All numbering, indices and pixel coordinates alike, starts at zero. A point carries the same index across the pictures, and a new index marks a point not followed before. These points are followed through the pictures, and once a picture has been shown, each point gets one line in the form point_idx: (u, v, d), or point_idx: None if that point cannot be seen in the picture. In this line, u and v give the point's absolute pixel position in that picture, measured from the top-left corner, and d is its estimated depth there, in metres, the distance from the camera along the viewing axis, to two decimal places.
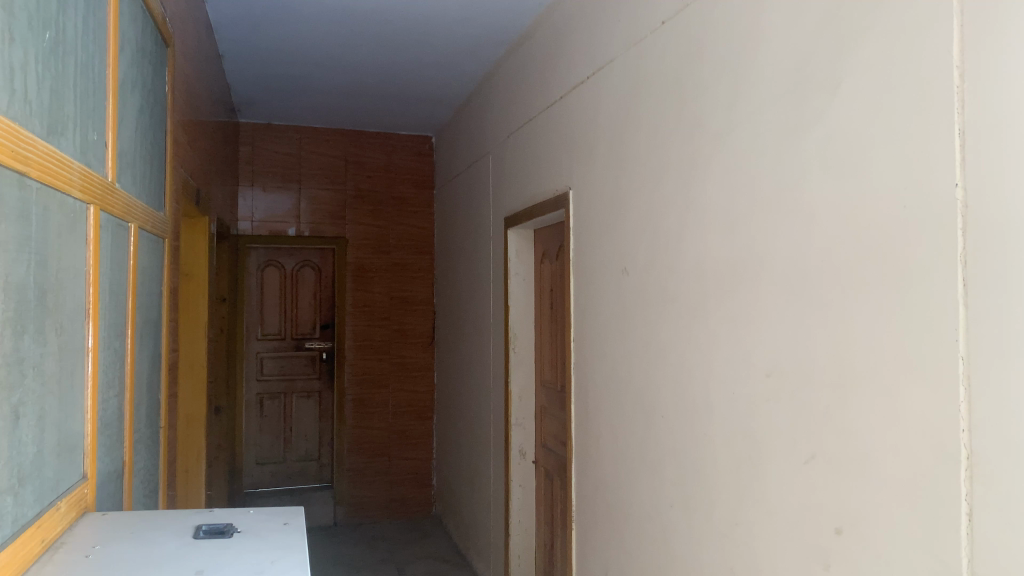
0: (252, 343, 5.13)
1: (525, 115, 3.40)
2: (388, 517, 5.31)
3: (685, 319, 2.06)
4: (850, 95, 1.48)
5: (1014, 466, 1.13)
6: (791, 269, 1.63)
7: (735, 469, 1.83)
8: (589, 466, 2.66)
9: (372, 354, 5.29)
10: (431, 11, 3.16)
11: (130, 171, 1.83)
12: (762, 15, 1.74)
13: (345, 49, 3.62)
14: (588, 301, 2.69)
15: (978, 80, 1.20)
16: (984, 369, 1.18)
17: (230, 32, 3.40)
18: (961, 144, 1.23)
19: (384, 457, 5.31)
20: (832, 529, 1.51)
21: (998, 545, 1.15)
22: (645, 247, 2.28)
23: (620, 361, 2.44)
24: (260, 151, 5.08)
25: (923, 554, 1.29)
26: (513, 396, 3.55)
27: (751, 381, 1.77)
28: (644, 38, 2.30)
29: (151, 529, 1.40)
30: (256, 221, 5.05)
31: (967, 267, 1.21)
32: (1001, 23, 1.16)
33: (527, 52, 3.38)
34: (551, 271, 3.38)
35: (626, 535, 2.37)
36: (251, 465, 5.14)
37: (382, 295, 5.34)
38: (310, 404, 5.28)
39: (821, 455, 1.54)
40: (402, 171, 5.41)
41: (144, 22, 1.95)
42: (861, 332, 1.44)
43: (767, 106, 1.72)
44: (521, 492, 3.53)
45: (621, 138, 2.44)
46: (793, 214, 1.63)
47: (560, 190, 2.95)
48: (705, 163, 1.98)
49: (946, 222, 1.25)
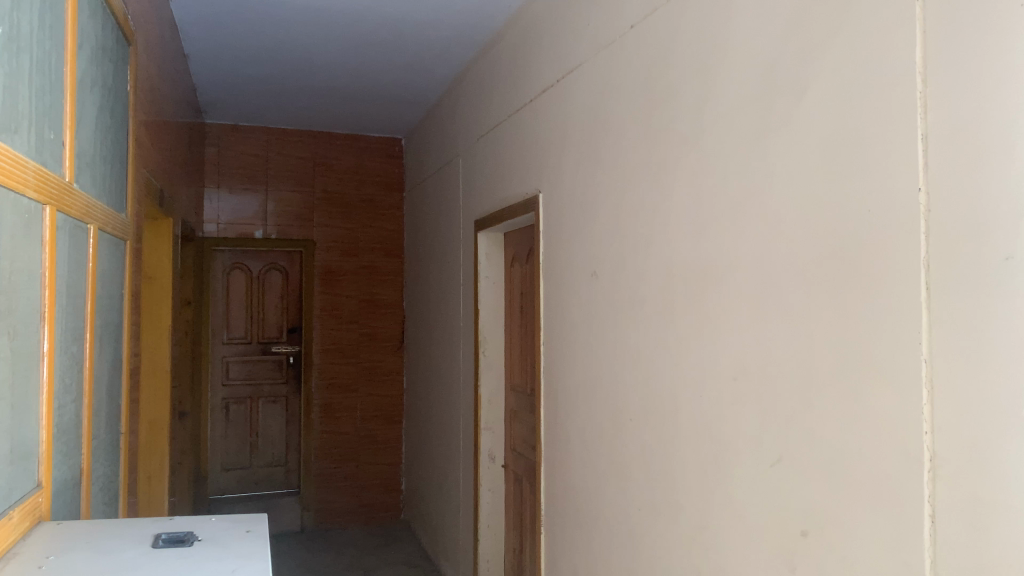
0: (218, 346, 5.05)
1: (495, 117, 3.40)
2: (357, 523, 5.27)
3: (654, 323, 2.07)
4: (815, 99, 1.49)
5: (976, 468, 1.14)
6: (757, 273, 1.65)
7: (702, 471, 1.84)
8: (558, 470, 2.65)
9: (340, 358, 5.24)
10: (401, 13, 3.15)
11: (89, 172, 1.79)
12: (729, 19, 1.75)
13: (314, 50, 3.59)
14: (557, 304, 2.68)
15: (941, 86, 1.21)
16: (947, 371, 1.19)
17: (195, 31, 3.35)
18: (923, 147, 1.24)
19: (352, 462, 5.26)
20: (798, 531, 1.51)
21: (961, 544, 1.16)
22: (615, 250, 2.28)
23: (588, 365, 2.44)
24: (227, 153, 5.02)
25: (887, 555, 1.30)
26: (483, 400, 3.53)
27: (718, 384, 1.78)
28: (613, 42, 2.30)
29: (107, 539, 1.36)
30: (222, 223, 4.98)
31: (929, 271, 1.23)
32: (962, 29, 1.17)
33: (497, 55, 3.37)
34: (521, 274, 3.37)
35: (594, 539, 2.37)
36: (216, 471, 5.06)
37: (350, 299, 5.29)
38: (277, 409, 5.21)
39: (788, 458, 1.54)
40: (371, 173, 5.38)
41: (105, 20, 1.91)
42: (825, 336, 1.45)
43: (734, 111, 1.74)
44: (491, 497, 3.51)
45: (591, 140, 2.44)
46: (760, 218, 1.64)
47: (530, 193, 2.95)
48: (673, 166, 1.98)
49: (908, 224, 1.26)
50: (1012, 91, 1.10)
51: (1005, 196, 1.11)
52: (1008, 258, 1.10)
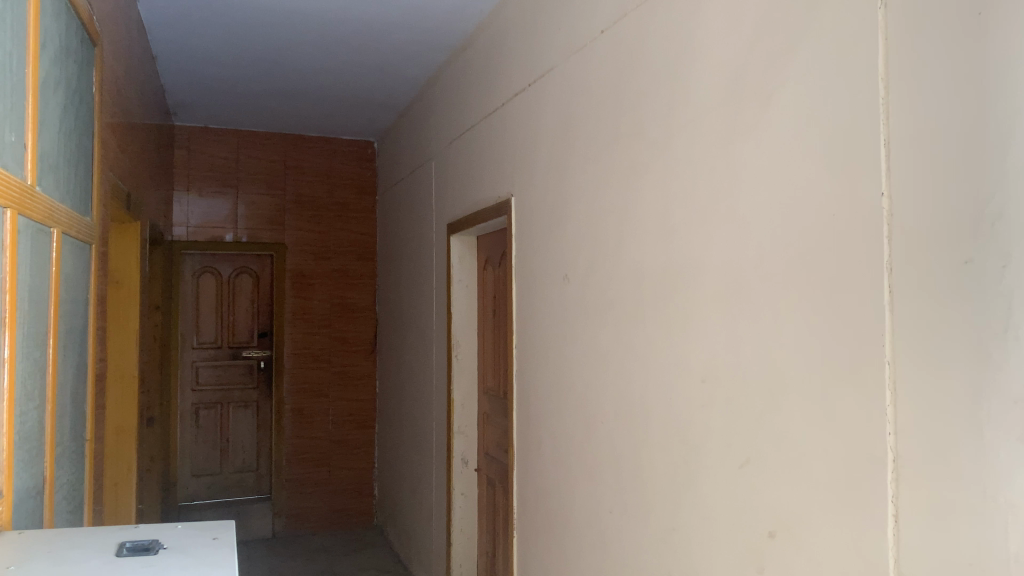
0: (187, 351, 5.00)
1: (467, 120, 3.40)
2: (329, 529, 5.23)
3: (624, 326, 2.08)
4: (780, 106, 1.51)
5: (937, 470, 1.16)
6: (724, 277, 1.66)
7: (672, 474, 1.85)
8: (530, 473, 2.65)
9: (312, 362, 5.21)
10: (372, 16, 3.13)
11: (52, 174, 1.76)
12: (696, 25, 1.77)
13: (285, 52, 3.57)
14: (529, 308, 2.68)
15: (902, 91, 1.23)
16: (909, 374, 1.21)
17: (163, 32, 3.31)
18: (885, 153, 1.26)
19: (324, 467, 5.22)
20: (766, 533, 1.53)
21: (925, 544, 1.18)
22: (586, 254, 2.29)
23: (560, 368, 2.44)
24: (196, 155, 4.97)
25: (854, 555, 1.32)
26: (456, 404, 3.52)
27: (686, 387, 1.80)
28: (584, 48, 2.32)
29: (69, 548, 1.34)
30: (192, 227, 4.92)
31: (892, 275, 1.24)
32: (923, 38, 1.19)
33: (469, 58, 3.37)
34: (494, 277, 3.37)
35: (566, 541, 2.37)
36: (186, 477, 5.00)
37: (322, 303, 5.26)
38: (248, 415, 5.17)
39: (756, 459, 1.56)
40: (343, 176, 5.35)
41: (69, 21, 1.88)
42: (792, 340, 1.46)
43: (702, 116, 1.75)
44: (463, 501, 3.51)
45: (563, 145, 2.45)
46: (726, 223, 1.66)
47: (502, 196, 2.95)
48: (643, 171, 2.00)
49: (871, 228, 1.28)
50: (971, 98, 1.12)
51: (966, 200, 1.13)
52: (967, 262, 1.12)
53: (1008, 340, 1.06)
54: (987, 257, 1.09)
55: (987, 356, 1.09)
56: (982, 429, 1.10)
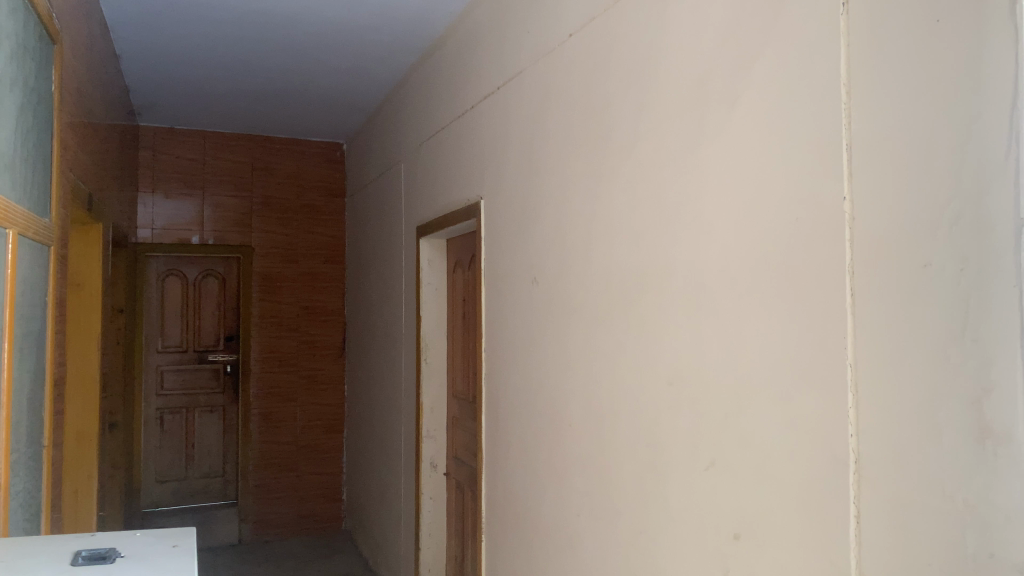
0: (152, 355, 4.92)
1: (436, 122, 3.38)
2: (297, 534, 5.17)
3: (593, 328, 2.08)
4: (744, 112, 1.52)
5: (897, 471, 1.18)
6: (691, 281, 1.67)
7: (638, 477, 1.85)
8: (499, 477, 2.64)
9: (279, 366, 5.15)
10: (341, 17, 3.11)
11: (7, 174, 1.72)
12: (663, 30, 1.78)
13: (251, 52, 3.52)
14: (499, 310, 2.67)
15: (864, 96, 1.25)
16: (870, 376, 1.23)
17: (127, 32, 3.26)
18: (848, 157, 1.27)
19: (292, 472, 5.16)
20: (731, 534, 1.53)
21: (885, 544, 1.19)
22: (554, 257, 2.29)
23: (529, 371, 2.43)
24: (162, 157, 4.90)
25: (816, 556, 1.33)
26: (425, 408, 3.51)
27: (653, 390, 1.80)
28: (552, 51, 2.32)
29: (24, 557, 1.30)
30: (157, 229, 4.85)
31: (854, 278, 1.26)
32: (883, 44, 1.21)
33: (438, 60, 3.36)
34: (464, 280, 3.35)
35: (534, 545, 2.36)
36: (150, 483, 4.91)
37: (290, 306, 5.21)
38: (214, 419, 5.10)
39: (720, 461, 1.57)
40: (312, 178, 5.31)
41: (27, 19, 1.85)
42: (757, 342, 1.47)
43: (667, 120, 1.77)
44: (432, 505, 3.49)
45: (532, 147, 2.44)
46: (692, 226, 1.67)
47: (471, 199, 2.94)
48: (610, 173, 2.00)
49: (834, 230, 1.29)
50: (930, 103, 1.13)
51: (924, 204, 1.14)
52: (927, 265, 1.13)
53: (965, 342, 1.08)
54: (945, 261, 1.11)
55: (946, 359, 1.10)
56: (940, 430, 1.11)
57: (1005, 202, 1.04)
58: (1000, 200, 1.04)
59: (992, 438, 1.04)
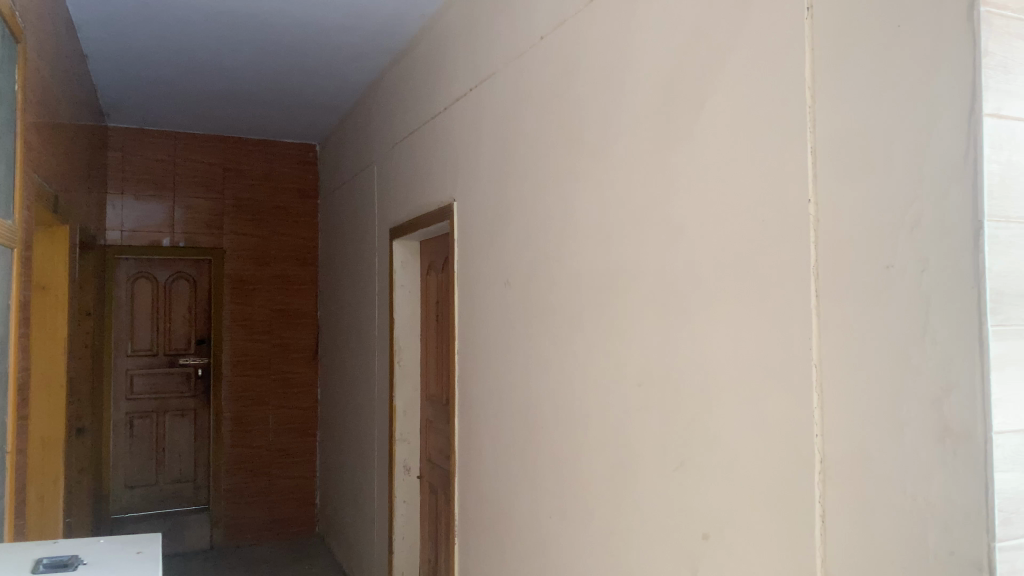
0: (121, 359, 4.86)
1: (410, 124, 3.37)
2: (270, 539, 5.13)
3: (565, 329, 2.08)
4: (711, 115, 1.53)
5: (861, 469, 1.19)
6: (661, 282, 1.68)
7: (609, 479, 1.86)
8: (471, 479, 2.63)
9: (251, 369, 5.10)
10: (313, 18, 3.09)
11: None
12: (633, 33, 1.79)
13: (222, 53, 3.49)
14: (472, 312, 2.67)
15: (827, 100, 1.26)
16: (834, 376, 1.24)
17: (94, 31, 3.22)
18: (813, 160, 1.29)
19: (265, 476, 5.12)
20: (700, 534, 1.54)
21: (852, 542, 1.20)
22: (526, 259, 2.29)
23: (501, 373, 2.43)
24: (131, 158, 4.84)
25: (782, 555, 1.34)
26: (398, 410, 3.49)
27: (624, 391, 1.81)
28: (524, 54, 2.32)
29: None
30: (127, 231, 4.79)
31: (818, 280, 1.27)
32: (847, 47, 1.22)
33: (411, 62, 3.35)
34: (437, 283, 3.35)
35: (507, 547, 2.36)
36: (119, 488, 4.85)
37: (262, 309, 5.16)
38: (185, 423, 5.04)
39: (689, 461, 1.57)
40: (284, 179, 5.27)
41: None
42: (724, 343, 1.48)
43: (637, 122, 1.77)
44: (405, 508, 3.48)
45: (504, 149, 2.44)
46: (662, 228, 1.68)
47: (444, 201, 2.94)
48: (582, 175, 2.01)
49: (799, 232, 1.30)
50: (891, 107, 1.15)
51: (887, 206, 1.15)
52: (889, 267, 1.15)
53: (925, 342, 1.09)
54: (906, 263, 1.12)
55: (909, 359, 1.12)
56: (902, 430, 1.13)
57: (961, 205, 1.05)
58: (958, 203, 1.06)
59: (952, 436, 1.06)
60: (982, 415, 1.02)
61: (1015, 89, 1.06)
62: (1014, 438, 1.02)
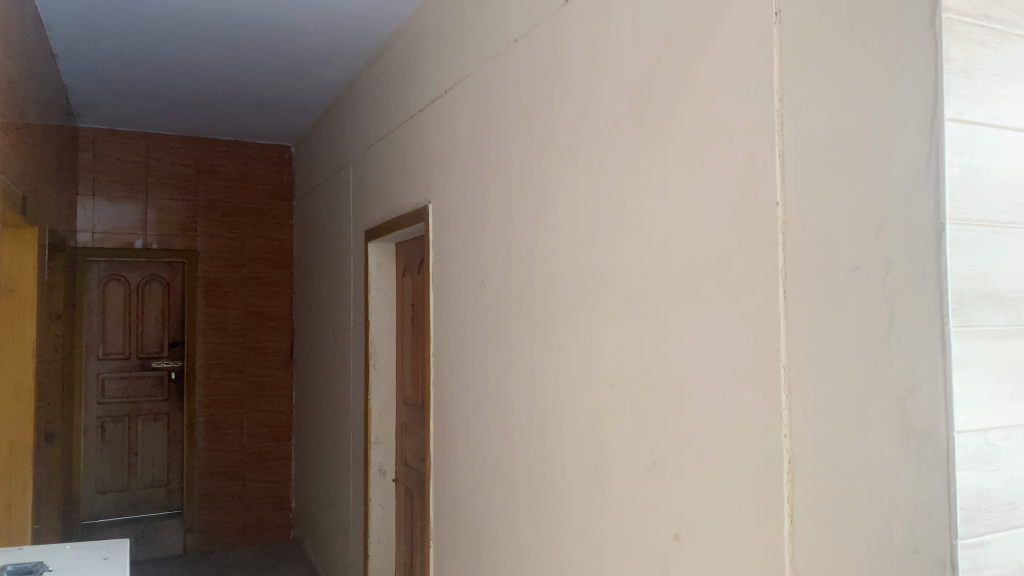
0: (92, 362, 4.80)
1: (385, 126, 3.36)
2: (244, 544, 5.08)
3: (539, 331, 2.08)
4: (682, 119, 1.54)
5: (827, 468, 1.20)
6: (633, 283, 1.68)
7: (583, 479, 1.86)
8: (447, 481, 2.63)
9: (225, 372, 5.06)
10: (287, 19, 3.08)
11: None
12: (605, 36, 1.80)
13: (195, 53, 3.46)
14: (447, 314, 2.66)
15: (795, 104, 1.27)
16: (802, 377, 1.25)
17: (64, 30, 3.18)
18: (781, 164, 1.30)
19: (239, 480, 5.07)
20: (671, 535, 1.55)
21: (819, 541, 1.21)
22: (500, 261, 2.29)
23: (475, 375, 2.43)
24: (103, 158, 4.78)
25: (752, 555, 1.35)
26: (373, 413, 3.48)
27: (597, 392, 1.81)
28: (498, 55, 2.33)
29: None
30: (98, 233, 4.73)
31: (786, 282, 1.28)
32: (814, 52, 1.24)
33: (386, 63, 3.34)
34: (412, 284, 3.34)
35: (481, 549, 2.36)
36: (90, 494, 4.79)
37: (236, 311, 5.12)
38: (157, 427, 4.99)
39: (661, 462, 1.58)
40: (258, 181, 5.23)
41: None
42: (695, 344, 1.49)
43: (610, 125, 1.78)
44: (381, 512, 3.46)
45: (478, 151, 2.44)
46: (634, 230, 1.69)
47: (419, 203, 2.93)
48: (555, 177, 2.01)
49: (768, 235, 1.32)
50: (856, 111, 1.17)
51: (854, 209, 1.17)
52: (855, 268, 1.16)
53: (891, 343, 1.11)
54: (871, 265, 1.14)
55: (874, 360, 1.13)
56: (868, 429, 1.14)
57: (923, 208, 1.07)
58: (921, 206, 1.07)
59: (915, 436, 1.07)
60: (944, 416, 1.03)
61: (977, 94, 1.09)
62: (975, 437, 1.04)
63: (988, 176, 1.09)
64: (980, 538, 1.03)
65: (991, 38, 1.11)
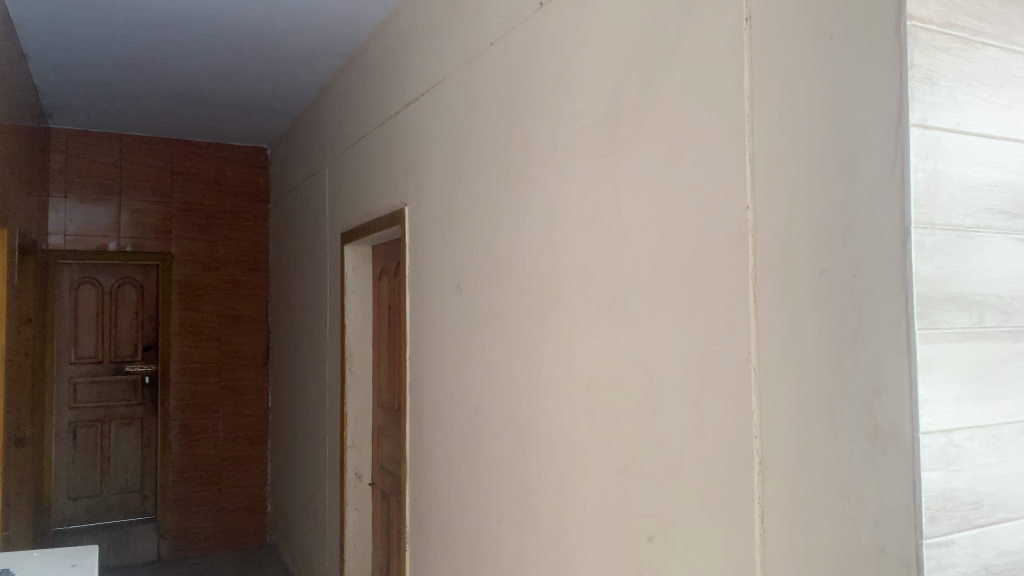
0: (65, 367, 4.74)
1: (361, 129, 3.35)
2: (219, 549, 5.03)
3: (514, 333, 2.08)
4: (655, 123, 1.55)
5: (796, 468, 1.22)
6: (607, 286, 1.69)
7: (557, 482, 1.86)
8: (423, 485, 2.62)
9: (200, 376, 5.02)
10: (262, 22, 3.07)
11: None
12: (578, 40, 1.81)
13: (169, 54, 3.43)
14: (423, 318, 2.66)
15: (765, 107, 1.29)
16: (773, 378, 1.26)
17: (34, 31, 3.14)
18: (751, 168, 1.31)
19: (214, 485, 5.03)
20: (644, 536, 1.56)
21: (789, 541, 1.22)
22: (476, 264, 2.29)
23: (451, 378, 2.43)
24: (75, 160, 4.73)
25: (723, 557, 1.36)
26: (349, 416, 3.46)
27: (571, 394, 1.82)
28: (474, 59, 2.33)
29: None
30: (70, 236, 4.68)
31: (756, 285, 1.30)
32: (784, 57, 1.25)
33: (363, 65, 3.33)
34: (389, 287, 3.33)
35: (457, 553, 2.35)
36: (61, 500, 4.72)
37: (212, 314, 5.08)
38: (131, 432, 4.93)
39: (634, 463, 1.59)
40: (233, 183, 5.19)
41: None
42: (667, 347, 1.50)
43: (584, 127, 1.79)
44: (357, 516, 3.45)
45: (454, 155, 2.45)
46: (608, 233, 1.70)
47: (395, 207, 2.93)
48: (529, 180, 2.02)
49: (738, 238, 1.33)
50: (824, 115, 1.18)
51: (822, 212, 1.18)
52: (823, 271, 1.18)
53: (858, 346, 1.12)
54: (838, 267, 1.15)
55: (842, 361, 1.14)
56: (836, 430, 1.15)
57: (889, 211, 1.08)
58: (887, 210, 1.09)
59: (881, 437, 1.08)
60: (909, 417, 1.05)
61: (942, 100, 1.10)
62: (939, 437, 1.06)
63: (951, 180, 1.11)
64: (945, 537, 1.05)
65: (955, 45, 1.13)
